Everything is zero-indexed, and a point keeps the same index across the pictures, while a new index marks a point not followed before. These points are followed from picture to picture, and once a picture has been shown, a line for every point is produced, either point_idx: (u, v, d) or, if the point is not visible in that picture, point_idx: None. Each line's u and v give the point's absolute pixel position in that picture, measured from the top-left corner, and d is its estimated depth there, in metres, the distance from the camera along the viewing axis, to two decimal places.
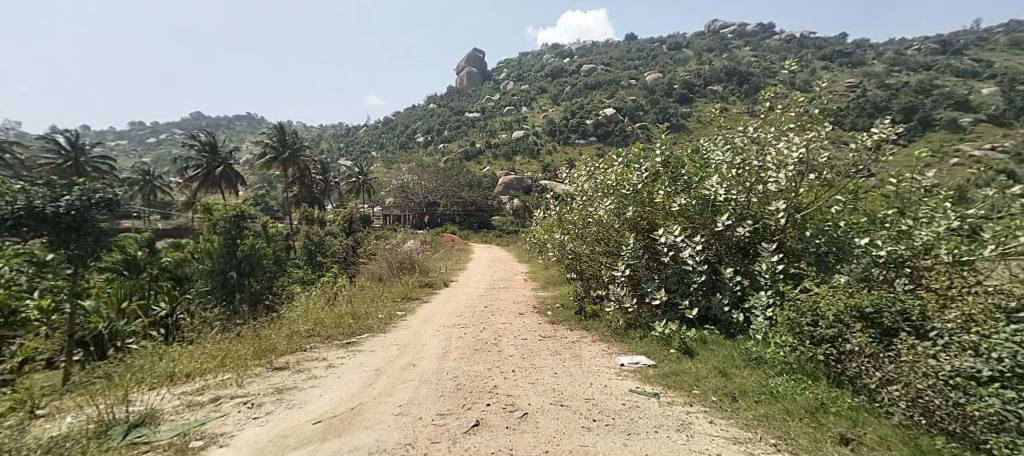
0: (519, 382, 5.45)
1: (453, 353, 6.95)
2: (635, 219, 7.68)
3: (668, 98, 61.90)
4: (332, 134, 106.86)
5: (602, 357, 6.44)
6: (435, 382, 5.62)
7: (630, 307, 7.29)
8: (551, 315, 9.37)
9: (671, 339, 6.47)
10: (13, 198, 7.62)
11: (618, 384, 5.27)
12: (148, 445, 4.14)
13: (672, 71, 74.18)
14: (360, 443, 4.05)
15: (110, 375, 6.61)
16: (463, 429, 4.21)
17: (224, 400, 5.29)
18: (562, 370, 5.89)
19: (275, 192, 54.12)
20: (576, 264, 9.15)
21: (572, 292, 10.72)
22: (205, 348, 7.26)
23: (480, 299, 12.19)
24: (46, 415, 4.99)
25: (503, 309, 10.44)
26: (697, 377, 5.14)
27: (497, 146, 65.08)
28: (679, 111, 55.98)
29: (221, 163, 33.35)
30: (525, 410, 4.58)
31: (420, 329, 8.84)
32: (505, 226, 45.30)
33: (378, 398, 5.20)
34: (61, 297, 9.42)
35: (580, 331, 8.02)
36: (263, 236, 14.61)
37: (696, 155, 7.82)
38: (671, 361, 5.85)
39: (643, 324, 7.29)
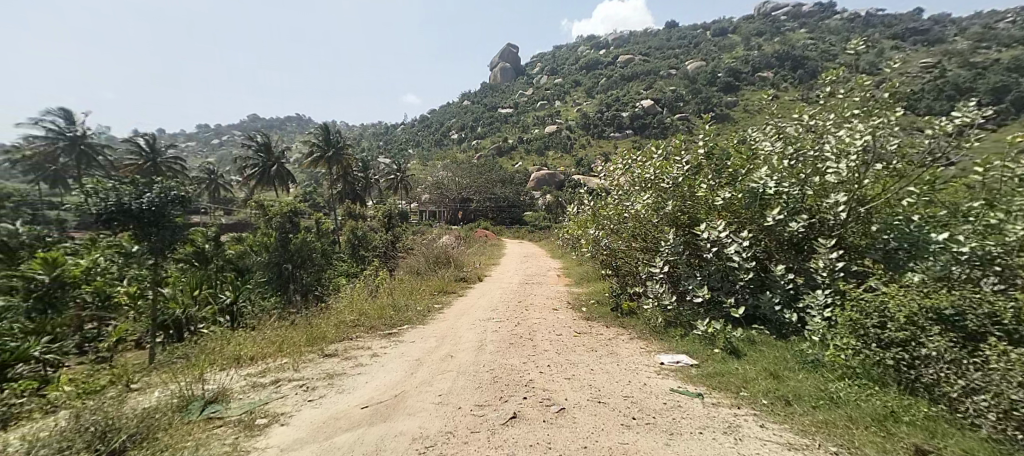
0: (555, 377, 5.43)
1: (490, 346, 7.03)
2: (674, 213, 7.35)
3: (712, 87, 59.22)
4: (372, 133, 110.70)
5: (641, 354, 6.30)
6: (474, 373, 5.72)
7: (670, 304, 7.08)
8: (585, 311, 9.24)
9: (716, 338, 6.20)
10: (106, 195, 8.52)
11: (659, 383, 5.15)
12: (222, 420, 4.53)
13: (717, 58, 70.88)
14: (405, 428, 4.20)
15: (187, 356, 7.22)
16: (501, 420, 4.26)
17: (283, 382, 5.66)
18: (599, 367, 5.81)
19: (321, 189, 56.85)
20: (611, 260, 8.98)
21: (607, 288, 10.51)
22: (264, 334, 7.77)
23: (514, 294, 12.26)
24: (138, 389, 5.53)
25: (536, 305, 10.42)
26: (745, 378, 4.91)
27: (531, 141, 64.98)
28: (723, 100, 53.47)
29: (274, 162, 35.34)
30: (563, 405, 4.57)
31: (456, 322, 9.01)
32: (537, 222, 45.21)
33: (419, 386, 5.36)
34: (145, 285, 10.36)
35: (616, 327, 7.87)
36: (313, 231, 15.36)
37: (742, 145, 7.43)
38: (716, 361, 5.61)
39: (682, 322, 7.05)
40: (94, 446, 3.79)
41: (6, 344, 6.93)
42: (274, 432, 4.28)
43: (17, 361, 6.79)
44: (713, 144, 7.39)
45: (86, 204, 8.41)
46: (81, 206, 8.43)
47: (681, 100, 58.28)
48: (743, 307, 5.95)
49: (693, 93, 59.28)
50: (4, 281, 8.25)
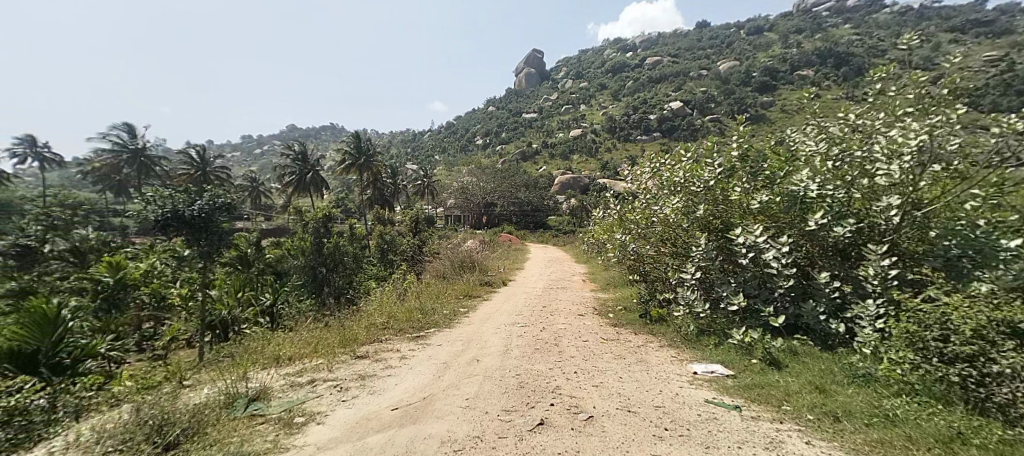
0: (582, 384, 5.35)
1: (515, 351, 7.01)
2: (707, 218, 7.09)
3: (746, 87, 57.43)
4: (400, 140, 113.40)
5: (673, 363, 6.11)
6: (500, 378, 5.71)
7: (702, 312, 6.86)
8: (612, 317, 9.06)
9: (753, 348, 5.95)
10: (163, 203, 9.07)
11: (692, 393, 4.98)
12: (264, 417, 4.72)
13: (751, 57, 68.68)
14: (434, 431, 4.25)
15: (232, 355, 7.56)
16: (529, 426, 4.25)
17: (318, 382, 5.83)
18: (627, 375, 5.68)
19: (352, 195, 58.65)
20: (639, 265, 8.77)
21: (635, 295, 10.23)
22: (300, 335, 8.02)
23: (539, 299, 12.19)
24: (189, 386, 5.83)
25: (562, 311, 10.28)
26: (788, 392, 4.68)
27: (556, 145, 64.87)
28: (758, 100, 51.67)
29: (310, 170, 36.66)
30: (591, 413, 4.50)
31: (481, 326, 9.03)
32: (562, 226, 44.93)
33: (447, 390, 5.40)
34: (194, 287, 10.94)
35: (645, 334, 7.65)
36: (346, 236, 15.83)
37: (780, 145, 7.12)
38: (754, 372, 5.37)
39: (717, 330, 6.77)
40: (151, 440, 4.04)
41: (77, 341, 7.38)
42: (312, 431, 4.41)
43: (84, 357, 7.23)
44: (748, 145, 7.14)
45: (144, 210, 9.01)
46: (142, 212, 9.03)
47: (712, 101, 56.74)
48: (784, 315, 5.68)
49: (725, 94, 57.65)
50: (76, 283, 9.29)
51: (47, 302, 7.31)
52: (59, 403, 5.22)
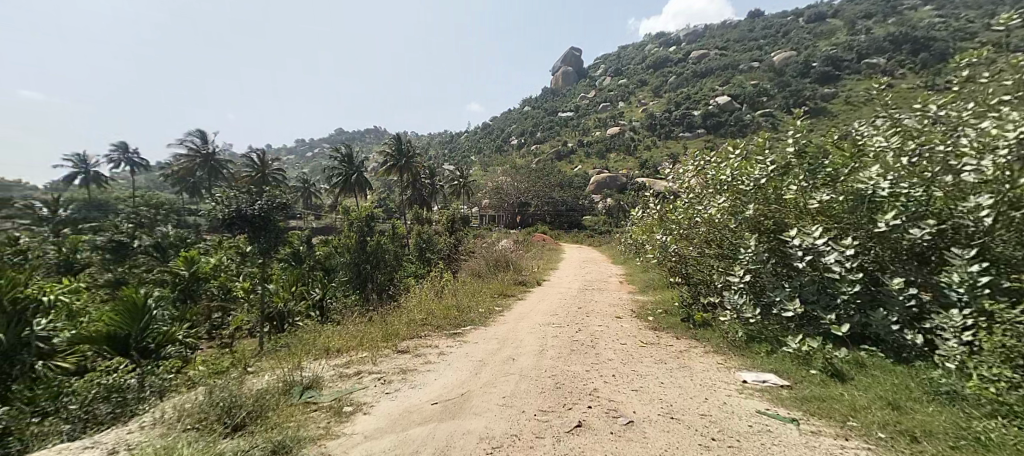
0: (621, 388, 5.31)
1: (550, 351, 7.05)
2: (758, 218, 6.55)
3: (803, 79, 54.03)
4: (438, 141, 115.85)
5: (718, 370, 5.84)
6: (536, 378, 5.76)
7: (751, 318, 6.39)
8: (652, 320, 8.84)
9: (812, 357, 5.45)
10: (229, 203, 10.03)
11: (739, 402, 4.75)
12: (316, 405, 5.05)
13: (810, 47, 64.47)
14: (472, 427, 4.39)
15: (288, 345, 8.09)
16: (567, 428, 4.29)
17: (364, 374, 6.14)
18: (668, 380, 5.56)
19: (393, 195, 60.65)
20: (679, 267, 8.51)
21: (676, 298, 9.89)
22: (346, 329, 8.41)
23: (574, 300, 12.11)
24: (252, 372, 6.31)
25: (598, 312, 10.15)
26: (853, 406, 4.23)
27: (593, 144, 64.16)
28: (817, 92, 48.48)
29: (355, 172, 38.18)
30: (630, 418, 4.47)
31: (516, 325, 9.10)
32: (598, 226, 44.38)
33: (484, 388, 5.51)
34: (255, 280, 11.74)
35: (686, 339, 7.38)
36: (390, 235, 16.42)
37: (845, 139, 6.42)
38: (814, 383, 4.95)
39: (768, 337, 6.36)
40: (222, 421, 4.44)
41: (160, 327, 8.36)
42: (359, 420, 4.67)
43: (166, 342, 8.12)
44: (806, 140, 6.50)
45: (214, 209, 9.98)
46: (211, 211, 10.02)
47: (764, 95, 54.01)
48: (847, 324, 5.13)
49: (779, 88, 54.72)
50: (160, 275, 10.71)
51: (137, 291, 8.28)
52: (146, 383, 5.85)
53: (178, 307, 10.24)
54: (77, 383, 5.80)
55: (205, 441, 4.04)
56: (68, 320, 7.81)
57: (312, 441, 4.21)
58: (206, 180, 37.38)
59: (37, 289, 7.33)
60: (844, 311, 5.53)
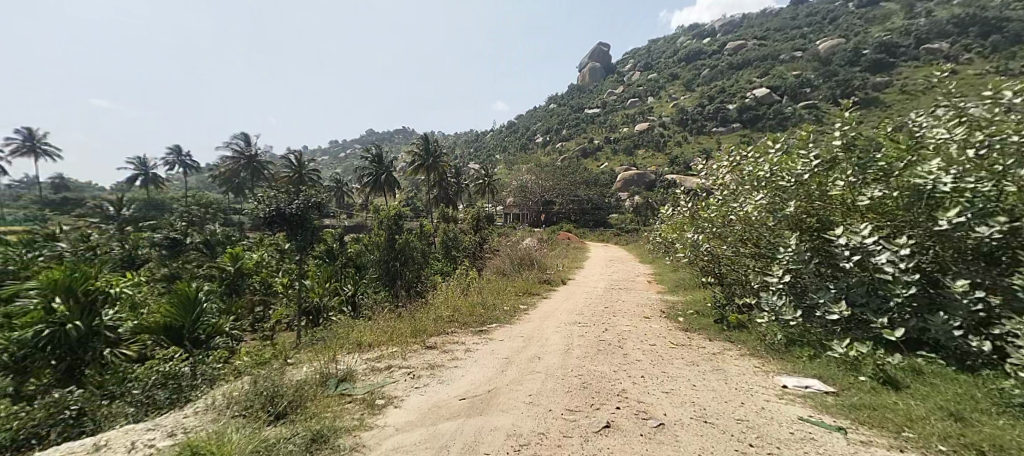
0: (651, 390, 5.20)
1: (576, 351, 6.99)
2: (799, 217, 6.29)
3: (852, 68, 51.22)
4: (464, 140, 116.79)
5: (756, 374, 5.59)
6: (562, 377, 5.73)
7: (793, 320, 6.07)
8: (682, 321, 8.64)
9: (861, 362, 5.21)
10: (270, 204, 10.53)
11: (781, 408, 4.54)
12: (351, 396, 5.19)
13: (859, 34, 61.08)
14: (499, 423, 4.40)
15: (323, 339, 8.37)
16: (595, 428, 4.24)
17: (395, 368, 6.27)
18: (701, 383, 5.38)
19: (420, 194, 61.62)
20: (713, 267, 8.24)
21: (708, 299, 9.60)
22: (376, 324, 8.60)
23: (600, 299, 11.97)
24: (292, 364, 6.53)
25: (625, 312, 10.00)
26: (909, 416, 3.99)
27: (621, 141, 63.17)
28: (868, 81, 45.70)
29: (384, 171, 38.93)
30: (661, 420, 4.36)
31: (541, 324, 9.08)
32: (625, 224, 43.63)
33: (510, 385, 5.52)
34: (293, 276, 12.25)
35: (720, 341, 7.17)
36: (417, 233, 16.68)
37: (900, 132, 5.93)
38: (864, 391, 4.68)
39: (812, 341, 6.10)
40: (267, 408, 4.63)
41: (210, 319, 9.10)
42: (390, 413, 4.77)
43: (215, 334, 8.92)
44: (855, 133, 6.06)
45: (256, 208, 10.52)
46: (253, 211, 10.56)
47: (807, 87, 51.49)
48: (903, 328, 4.76)
49: (825, 78, 52.07)
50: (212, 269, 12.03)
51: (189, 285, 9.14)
52: (198, 371, 6.13)
53: (225, 302, 10.87)
54: (140, 369, 6.14)
55: (251, 427, 4.23)
56: (131, 311, 8.60)
57: (346, 432, 4.30)
58: (248, 180, 39.19)
59: (103, 281, 8.27)
60: (897, 314, 5.22)
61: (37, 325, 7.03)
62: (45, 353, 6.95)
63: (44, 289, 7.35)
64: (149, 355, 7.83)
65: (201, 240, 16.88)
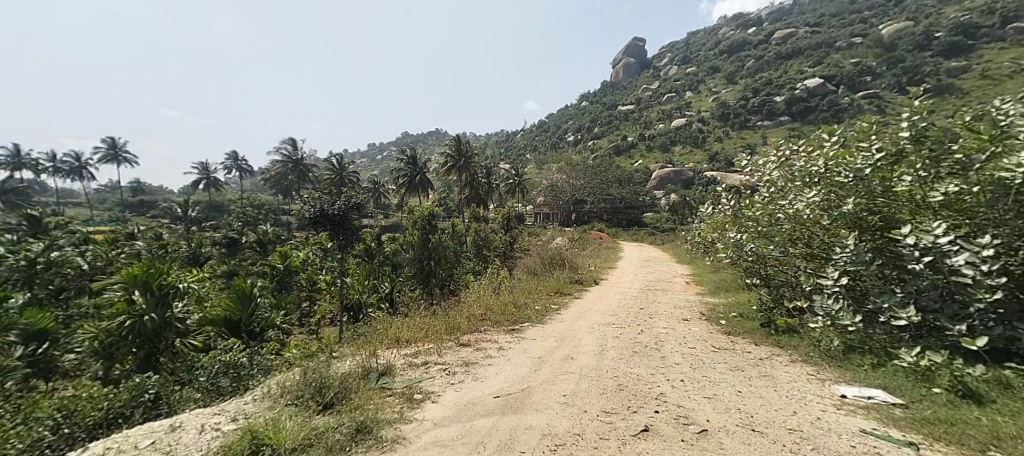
0: (692, 395, 5.11)
1: (612, 352, 6.96)
2: (858, 215, 5.70)
3: (924, 53, 47.57)
4: (496, 140, 117.65)
5: (809, 382, 5.29)
6: (597, 379, 5.72)
7: (852, 326, 5.42)
8: (724, 325, 8.35)
9: (932, 374, 4.80)
10: (314, 204, 11.05)
11: (840, 420, 4.30)
12: (390, 390, 5.42)
13: (930, 17, 56.63)
14: (534, 423, 4.47)
15: (364, 334, 8.70)
16: (632, 431, 4.24)
17: (431, 365, 6.45)
18: (747, 389, 5.23)
19: (453, 194, 62.57)
20: (757, 268, 7.87)
21: (752, 302, 9.25)
22: (412, 321, 8.85)
23: (635, 300, 11.79)
24: (337, 357, 6.85)
25: (662, 314, 9.80)
26: (996, 434, 3.67)
27: (656, 138, 61.80)
28: (942, 66, 42.21)
29: (419, 172, 39.78)
30: (703, 426, 4.30)
31: (574, 324, 9.06)
32: (661, 224, 42.63)
33: (544, 384, 5.58)
34: (334, 274, 12.80)
35: (766, 346, 6.83)
36: (450, 233, 16.95)
37: (982, 122, 5.06)
38: (937, 404, 4.33)
39: (873, 348, 5.60)
40: (316, 398, 4.91)
41: (264, 313, 9.56)
42: (427, 407, 4.93)
43: (267, 327, 9.42)
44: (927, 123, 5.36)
45: (302, 208, 11.11)
46: (300, 210, 11.14)
47: (867, 75, 48.37)
48: (985, 337, 4.23)
49: (888, 65, 48.71)
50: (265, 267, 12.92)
51: (247, 281, 9.63)
52: (255, 362, 6.56)
53: (275, 297, 11.54)
54: (206, 358, 6.67)
55: (302, 416, 4.51)
56: (196, 305, 9.36)
57: (389, 423, 4.48)
58: (295, 182, 41.19)
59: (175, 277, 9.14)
60: (981, 321, 4.52)
61: (121, 317, 7.91)
62: (127, 341, 7.85)
63: (125, 283, 8.11)
64: (213, 346, 8.59)
65: (254, 238, 18.03)
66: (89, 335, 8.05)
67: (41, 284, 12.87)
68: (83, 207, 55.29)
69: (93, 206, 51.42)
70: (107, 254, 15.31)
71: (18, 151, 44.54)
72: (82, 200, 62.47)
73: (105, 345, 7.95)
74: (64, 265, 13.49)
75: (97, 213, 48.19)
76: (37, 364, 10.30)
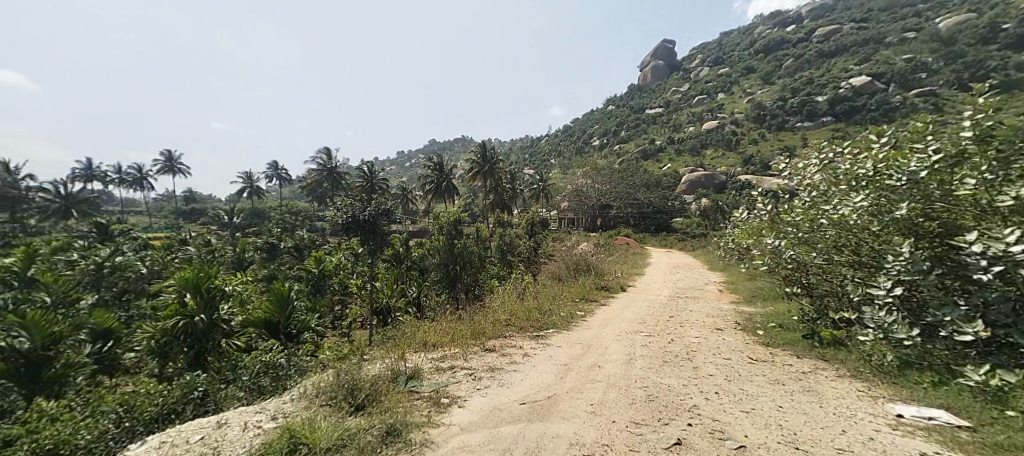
0: (728, 408, 4.96)
1: (640, 361, 6.84)
2: (913, 220, 5.32)
3: (989, 47, 44.53)
4: (520, 145, 118.19)
5: (860, 399, 5.04)
6: (625, 388, 5.64)
7: (907, 339, 5.08)
8: (762, 336, 8.05)
9: (999, 395, 4.47)
10: (346, 210, 11.37)
11: (896, 441, 4.09)
12: (418, 393, 5.50)
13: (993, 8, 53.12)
14: (560, 431, 4.45)
15: (392, 337, 8.86)
16: (663, 444, 4.16)
17: (457, 369, 6.50)
18: (789, 405, 5.03)
19: (478, 200, 63.13)
20: (797, 276, 7.55)
21: (792, 312, 8.90)
22: (438, 326, 8.94)
23: (664, 308, 11.56)
24: (367, 359, 7.00)
25: (694, 324, 9.53)
26: None
27: (685, 141, 60.55)
28: (1011, 60, 39.36)
29: (445, 178, 40.29)
30: (740, 442, 4.17)
31: (600, 331, 8.96)
32: (691, 229, 41.75)
33: (570, 393, 5.53)
34: (364, 279, 13.12)
35: (810, 359, 6.55)
36: (475, 238, 17.08)
37: None
38: (1005, 427, 4.03)
39: (933, 365, 5.26)
40: (348, 399, 5.04)
41: (299, 317, 9.83)
42: (454, 412, 4.97)
43: (303, 329, 9.69)
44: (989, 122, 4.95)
45: (335, 213, 11.42)
46: (333, 215, 11.44)
47: (923, 72, 45.65)
48: None
49: (947, 60, 45.92)
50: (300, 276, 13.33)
51: (284, 286, 9.94)
52: (293, 362, 6.79)
53: (310, 301, 11.89)
54: (247, 360, 6.92)
55: (336, 416, 4.63)
56: (239, 306, 9.78)
57: (418, 426, 4.54)
58: (328, 189, 42.58)
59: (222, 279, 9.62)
60: None
61: (176, 317, 8.42)
62: (181, 341, 8.37)
63: (178, 285, 8.51)
64: (255, 347, 8.92)
65: (291, 244, 18.83)
66: (148, 334, 8.73)
67: (107, 286, 14.38)
68: (142, 215, 59.21)
69: (152, 213, 54.97)
70: (163, 259, 16.27)
71: (88, 164, 48.09)
72: (140, 209, 66.86)
73: (161, 344, 8.51)
74: (127, 269, 15.02)
75: (154, 219, 51.45)
76: (103, 360, 11.55)
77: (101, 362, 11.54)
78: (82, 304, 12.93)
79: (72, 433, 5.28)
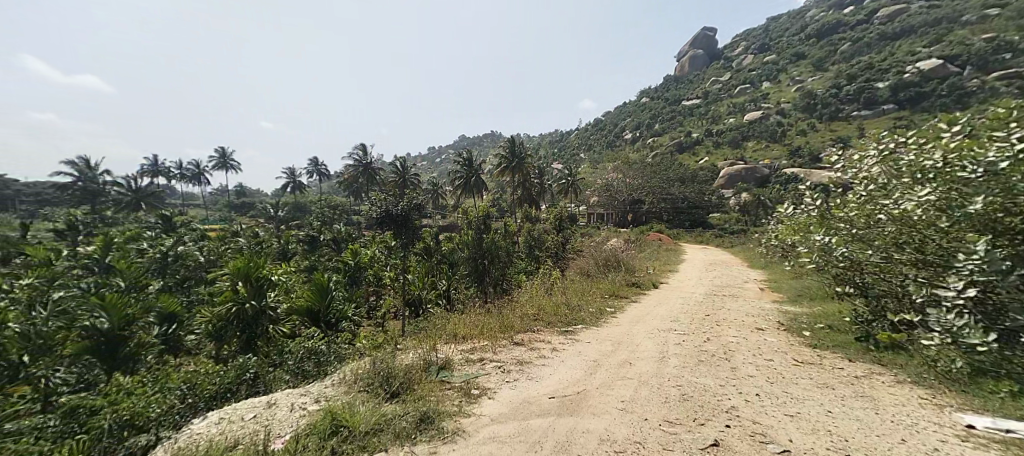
0: (770, 411, 4.73)
1: (674, 359, 6.64)
2: (990, 215, 4.96)
3: None
4: (550, 140, 117.43)
5: (922, 407, 4.70)
6: (657, 386, 5.49)
7: (981, 346, 4.66)
8: (809, 337, 7.65)
9: None
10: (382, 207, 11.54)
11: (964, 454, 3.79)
12: (449, 383, 5.52)
13: None
14: (591, 426, 4.36)
15: (424, 328, 8.98)
16: (700, 445, 4.01)
17: (486, 361, 6.50)
18: (839, 410, 4.75)
19: (506, 195, 63.19)
20: (848, 276, 7.13)
21: (842, 313, 8.41)
22: (467, 318, 8.99)
23: (699, 306, 11.21)
24: (400, 349, 7.11)
25: (732, 323, 9.19)
26: None
27: (725, 134, 58.29)
28: None
29: (473, 173, 40.45)
30: (784, 447, 3.97)
31: (631, 329, 8.76)
32: (729, 226, 40.55)
33: (600, 389, 5.42)
34: (397, 271, 13.38)
35: (863, 363, 6.17)
36: (503, 233, 17.06)
37: None
38: None
39: (1011, 373, 4.81)
40: (384, 386, 5.12)
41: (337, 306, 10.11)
42: (484, 403, 4.95)
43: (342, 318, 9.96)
44: None
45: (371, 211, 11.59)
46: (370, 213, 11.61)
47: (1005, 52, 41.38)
48: None
49: None
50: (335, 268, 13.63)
51: (324, 277, 10.25)
52: (332, 350, 6.98)
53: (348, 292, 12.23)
54: (291, 345, 7.16)
55: (373, 402, 4.72)
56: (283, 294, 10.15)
57: (450, 416, 4.56)
58: (365, 184, 43.69)
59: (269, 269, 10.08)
60: None
61: (229, 303, 8.97)
62: (234, 326, 8.93)
63: (231, 274, 9.00)
64: (299, 333, 9.26)
65: (330, 237, 19.45)
66: (206, 320, 9.39)
67: (170, 273, 15.53)
68: (197, 207, 63.06)
69: (207, 207, 58.55)
70: (217, 249, 17.24)
71: (153, 161, 51.47)
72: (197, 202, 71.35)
73: (217, 328, 9.12)
74: (187, 258, 16.10)
75: (210, 212, 54.82)
76: (169, 341, 12.39)
77: (167, 342, 12.45)
78: (150, 289, 13.84)
79: (145, 406, 5.34)
